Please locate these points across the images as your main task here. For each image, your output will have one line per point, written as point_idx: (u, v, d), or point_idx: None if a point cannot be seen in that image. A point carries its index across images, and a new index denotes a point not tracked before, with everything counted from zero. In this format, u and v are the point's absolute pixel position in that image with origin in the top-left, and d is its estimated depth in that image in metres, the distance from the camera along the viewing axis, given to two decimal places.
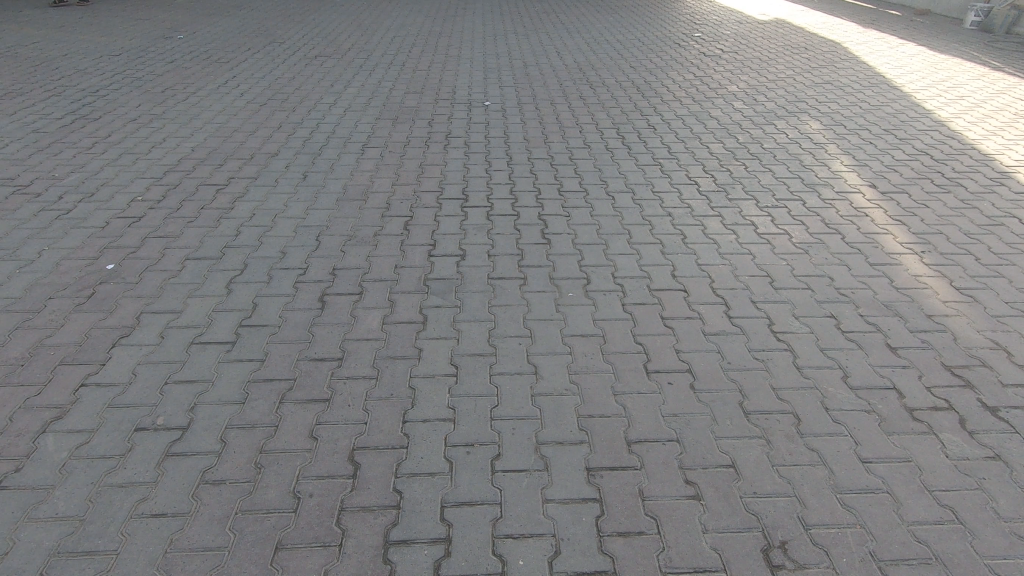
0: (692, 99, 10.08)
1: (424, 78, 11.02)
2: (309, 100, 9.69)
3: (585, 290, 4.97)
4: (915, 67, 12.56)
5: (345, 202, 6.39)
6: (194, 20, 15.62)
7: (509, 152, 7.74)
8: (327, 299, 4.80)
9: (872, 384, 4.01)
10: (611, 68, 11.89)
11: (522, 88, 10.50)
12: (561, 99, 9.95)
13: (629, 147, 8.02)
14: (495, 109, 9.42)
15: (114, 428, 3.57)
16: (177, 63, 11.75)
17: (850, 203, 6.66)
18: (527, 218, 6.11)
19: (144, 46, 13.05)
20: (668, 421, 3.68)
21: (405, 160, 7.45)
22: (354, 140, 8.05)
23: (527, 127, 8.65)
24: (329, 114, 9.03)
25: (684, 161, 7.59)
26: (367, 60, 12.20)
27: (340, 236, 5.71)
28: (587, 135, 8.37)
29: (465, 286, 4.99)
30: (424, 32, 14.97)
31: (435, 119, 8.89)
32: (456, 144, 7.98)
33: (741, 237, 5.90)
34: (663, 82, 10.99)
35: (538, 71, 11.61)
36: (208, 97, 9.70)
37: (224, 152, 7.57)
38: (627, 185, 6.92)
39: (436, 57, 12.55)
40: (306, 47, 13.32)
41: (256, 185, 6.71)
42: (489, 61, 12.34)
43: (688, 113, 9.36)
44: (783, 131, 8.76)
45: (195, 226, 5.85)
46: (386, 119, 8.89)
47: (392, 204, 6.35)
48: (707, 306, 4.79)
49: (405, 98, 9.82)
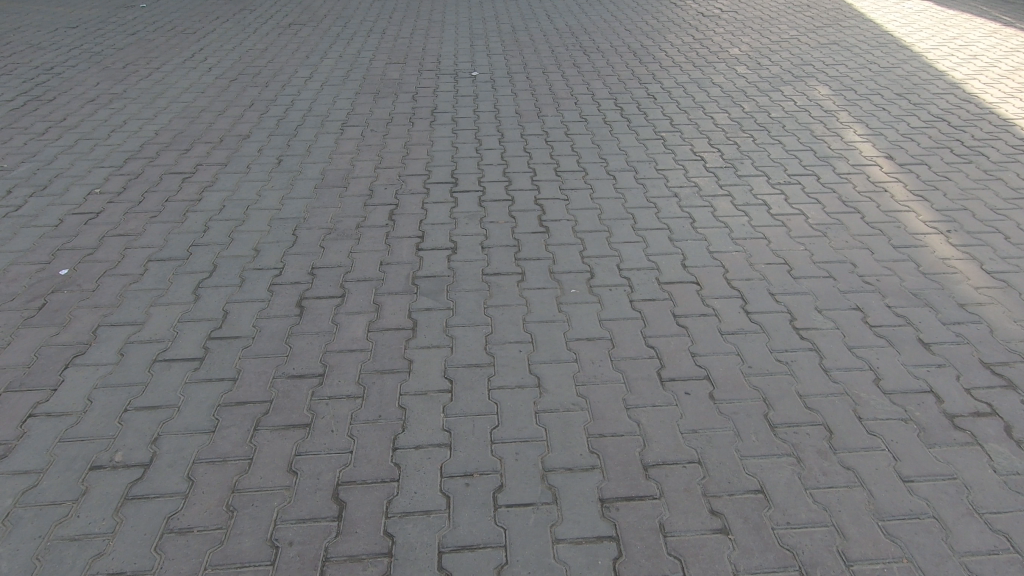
0: (693, 64, 9.47)
1: (407, 46, 10.30)
2: (282, 74, 8.99)
3: (588, 285, 4.54)
4: (923, 24, 11.93)
5: (324, 189, 5.86)
6: None
7: (500, 129, 7.19)
8: (305, 303, 4.35)
9: (908, 388, 3.66)
10: (606, 31, 11.17)
11: (511, 56, 9.84)
12: (554, 67, 9.31)
13: (629, 120, 7.48)
14: (484, 80, 8.79)
15: (65, 467, 3.16)
16: (140, 35, 10.91)
17: (868, 177, 6.22)
18: (523, 203, 5.63)
19: (104, 16, 12.16)
20: (688, 439, 3.32)
21: (388, 140, 6.89)
22: (332, 118, 7.44)
23: (519, 100, 8.07)
24: (304, 90, 8.37)
25: (687, 135, 7.08)
26: (344, 28, 11.41)
27: (318, 229, 5.22)
28: (583, 107, 7.81)
29: (458, 284, 4.54)
30: None
31: (420, 93, 8.26)
32: (443, 121, 7.40)
33: (754, 219, 5.47)
34: (661, 46, 10.34)
35: (527, 36, 10.89)
36: (173, 73, 8.98)
37: (192, 135, 6.97)
38: (629, 163, 6.43)
39: (419, 23, 11.74)
40: (279, 14, 12.45)
41: (227, 173, 6.15)
42: (476, 26, 11.57)
43: (689, 80, 8.78)
44: (791, 97, 8.22)
45: (159, 221, 5.33)
46: (367, 93, 8.25)
47: (375, 190, 5.84)
48: (723, 301, 4.39)
49: (386, 70, 9.14)
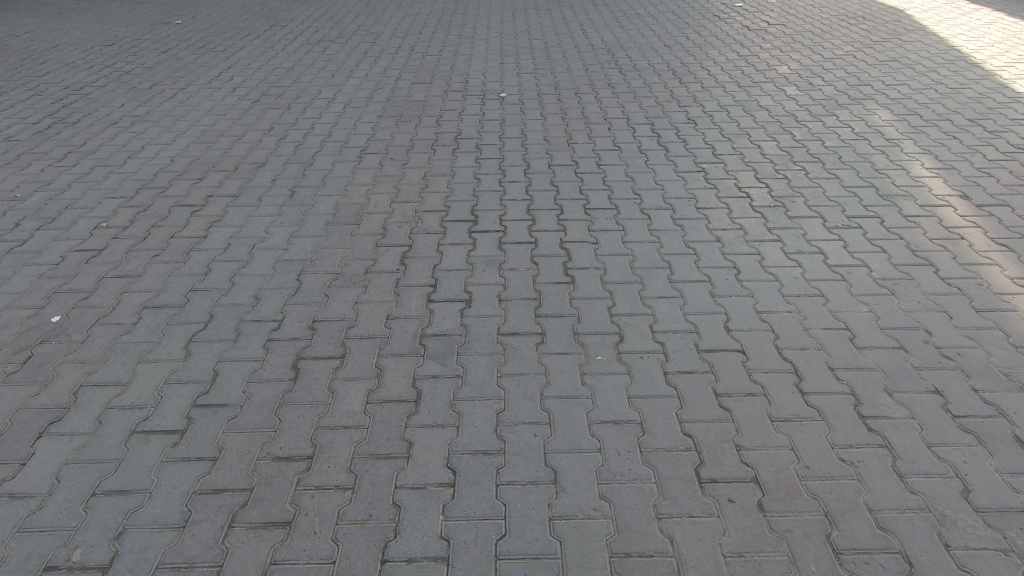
0: (737, 84, 8.83)
1: (435, 65, 9.96)
2: (305, 95, 8.76)
3: (616, 351, 4.02)
4: (994, 38, 10.95)
5: (335, 226, 5.51)
6: (195, 4, 14.75)
7: (526, 158, 6.73)
8: (301, 366, 3.95)
9: (1005, 506, 3.01)
10: (644, 47, 10.61)
11: (543, 75, 9.39)
12: (587, 87, 8.80)
13: (666, 148, 6.92)
14: (512, 102, 8.36)
15: (18, 566, 2.82)
16: (171, 53, 10.92)
17: (940, 221, 5.49)
18: (547, 247, 5.14)
19: (139, 34, 12.26)
20: (732, 565, 2.76)
21: (407, 169, 6.52)
22: (351, 145, 7.12)
23: (548, 124, 7.61)
24: (326, 112, 8.10)
25: (731, 167, 6.47)
26: (373, 45, 11.17)
27: (323, 274, 4.85)
28: (618, 133, 7.28)
29: (470, 346, 4.08)
30: (437, 9, 13.81)
31: (443, 117, 7.88)
32: (466, 148, 6.99)
33: (808, 270, 4.83)
34: (702, 64, 9.72)
35: (560, 53, 10.43)
36: (197, 94, 8.86)
37: (207, 162, 6.74)
38: (665, 200, 5.87)
39: (449, 39, 11.42)
40: (309, 29, 12.33)
41: (237, 206, 5.87)
42: (508, 42, 11.17)
43: (733, 103, 8.16)
44: (846, 124, 7.51)
45: (160, 261, 5.05)
46: (389, 116, 7.92)
47: (389, 229, 5.45)
48: (773, 376, 3.80)
49: (411, 91, 8.81)
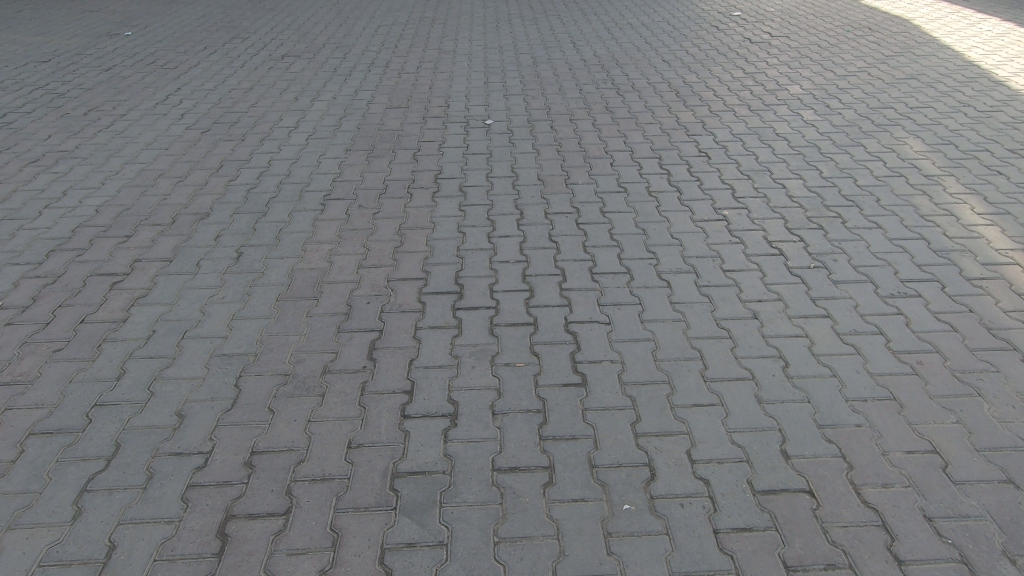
0: (748, 107, 8.01)
1: (412, 84, 8.98)
2: (263, 122, 7.72)
3: (648, 495, 3.08)
4: (1012, 51, 10.25)
5: (289, 303, 4.51)
6: (149, 14, 13.53)
7: (518, 204, 5.78)
8: (230, 530, 2.95)
9: None
10: (640, 63, 9.75)
11: (532, 96, 8.46)
12: (583, 112, 7.88)
13: (679, 189, 6.03)
14: (500, 131, 7.41)
15: None
16: (114, 71, 9.76)
17: (1010, 285, 4.65)
18: (549, 330, 4.19)
19: (83, 47, 11.08)
20: None
21: (378, 221, 5.54)
22: (312, 188, 6.11)
23: (542, 159, 6.68)
24: (286, 145, 7.06)
25: (756, 214, 5.59)
26: (343, 60, 10.15)
27: (269, 376, 3.85)
28: (621, 171, 6.37)
29: (457, 491, 3.11)
30: (414, 18, 12.79)
31: (421, 151, 6.90)
32: (447, 192, 6.02)
33: (870, 359, 3.95)
34: (706, 83, 8.88)
35: (550, 70, 9.51)
36: (139, 122, 7.77)
37: (140, 214, 5.69)
38: (685, 260, 4.96)
39: (428, 53, 10.42)
40: (273, 43, 11.24)
41: (169, 274, 4.83)
42: (492, 57, 10.20)
43: (746, 130, 7.32)
44: (876, 157, 6.69)
45: (62, 358, 4.00)
46: (359, 149, 6.93)
47: (355, 306, 4.46)
48: (855, 533, 2.90)
49: (384, 117, 7.80)
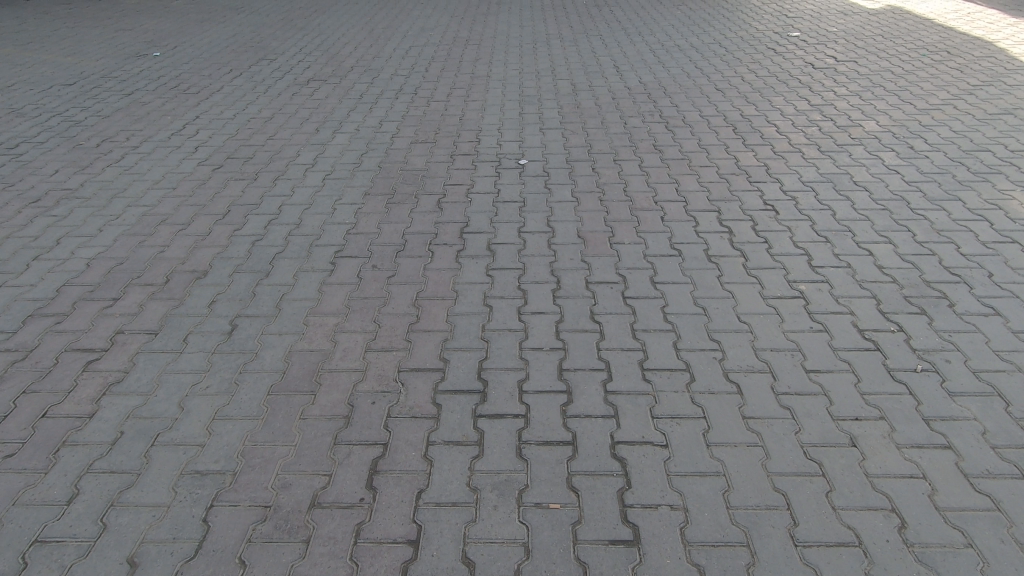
0: (817, 148, 7.11)
1: (442, 114, 8.35)
2: (279, 158, 7.17)
3: None
4: None
5: (281, 398, 3.82)
6: (180, 33, 13.29)
7: (554, 270, 5.00)
8: None
9: None
10: (691, 91, 8.92)
11: (572, 130, 7.72)
12: (628, 150, 7.08)
13: (745, 252, 5.18)
14: (535, 172, 6.68)
15: None
16: (136, 96, 9.42)
17: None
18: (591, 453, 3.39)
19: (109, 69, 10.84)
20: None
21: (393, 288, 4.83)
22: (323, 242, 5.47)
23: (583, 209, 5.90)
24: (300, 187, 6.47)
25: (840, 290, 4.69)
26: (371, 85, 9.60)
27: (246, 508, 3.14)
28: (674, 229, 5.54)
29: None
30: (447, 38, 12.23)
31: (447, 196, 6.21)
32: (473, 251, 5.29)
33: (1017, 520, 3.01)
34: (767, 116, 8.00)
35: (591, 99, 8.75)
36: (151, 156, 7.31)
37: (132, 270, 5.13)
38: (756, 353, 4.09)
39: (460, 79, 9.78)
40: (300, 65, 10.79)
41: (151, 352, 4.22)
42: (528, 83, 9.49)
43: (818, 177, 6.42)
44: (979, 216, 5.69)
45: (12, 467, 3.39)
46: (378, 194, 6.28)
47: (357, 406, 3.74)
48: None
49: (409, 154, 7.17)
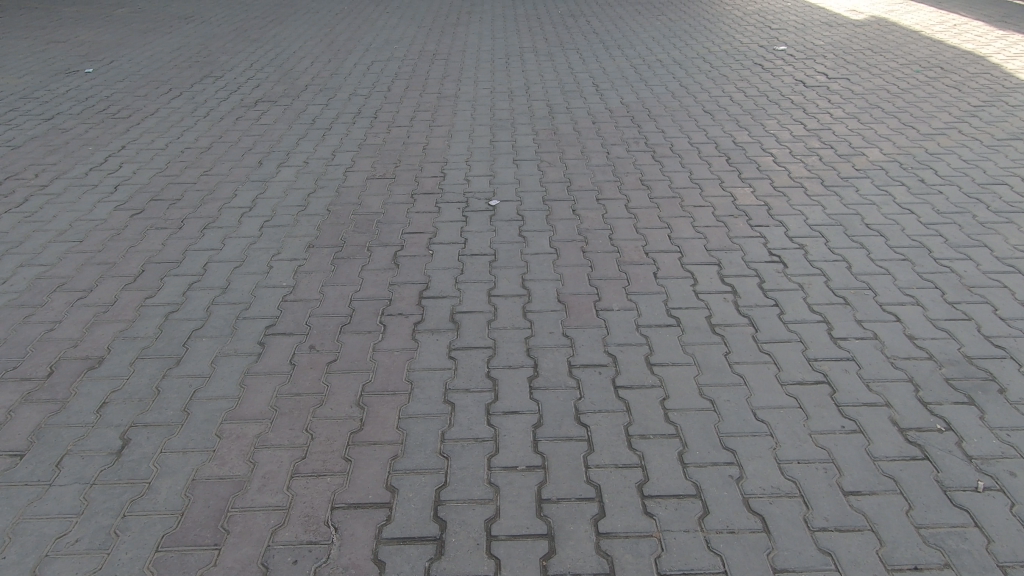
0: (820, 181, 6.42)
1: (405, 143, 7.49)
2: (212, 200, 6.21)
3: None
4: None
5: (172, 557, 2.90)
6: (118, 46, 12.12)
7: (531, 349, 4.17)
8: None
9: None
10: (677, 114, 8.21)
11: (549, 161, 6.93)
12: (612, 187, 6.30)
13: (754, 320, 4.42)
14: (508, 215, 5.85)
15: None
16: (56, 121, 8.34)
17: None
18: None
19: (32, 88, 9.70)
20: None
21: (333, 379, 3.93)
22: (252, 314, 4.55)
23: (563, 263, 5.09)
24: (232, 238, 5.53)
25: (869, 371, 3.95)
26: (326, 107, 8.69)
27: None
28: (669, 289, 4.76)
29: None
30: (413, 51, 11.35)
31: (405, 248, 5.34)
32: (433, 324, 4.43)
33: None
34: (761, 143, 7.31)
35: (570, 123, 7.97)
36: (60, 198, 6.29)
37: (9, 358, 4.15)
38: (780, 468, 3.31)
39: (425, 100, 8.91)
40: (249, 83, 9.78)
41: (10, 486, 3.26)
42: (500, 105, 8.66)
43: (826, 219, 5.72)
44: (1011, 266, 5.01)
45: None
46: (324, 246, 5.39)
47: (273, 568, 2.85)
48: None
49: (364, 194, 6.29)
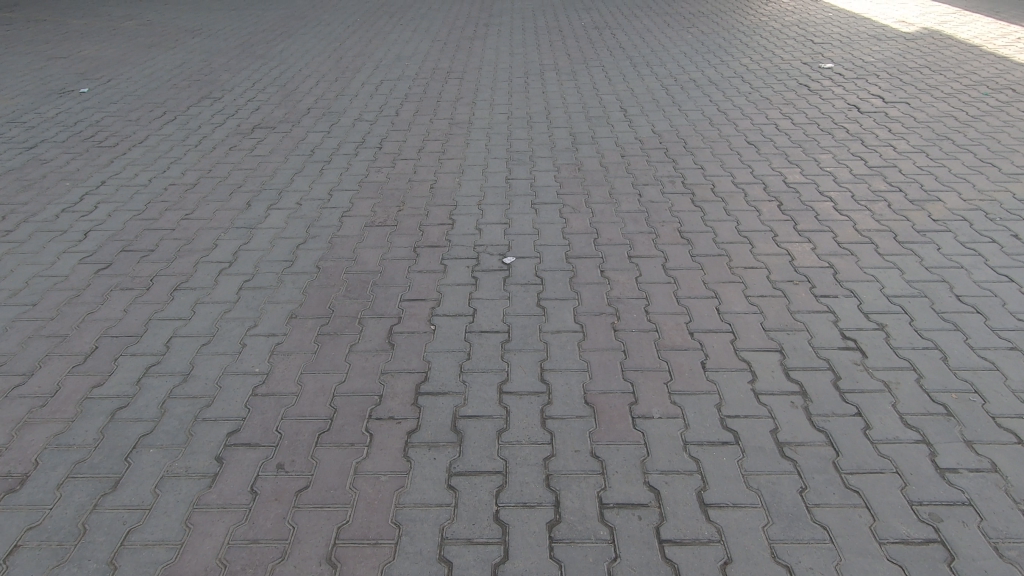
0: (893, 236, 5.49)
1: (411, 179, 6.70)
2: (190, 253, 5.47)
3: None
4: None
5: None
6: (118, 62, 11.54)
7: (551, 476, 3.31)
8: None
9: None
10: (717, 146, 7.31)
11: (573, 205, 6.08)
12: (647, 243, 5.43)
13: (833, 437, 3.52)
14: (525, 277, 5.00)
15: None
16: (37, 151, 7.70)
17: None
18: None
19: (20, 111, 9.12)
20: None
21: (302, 518, 3.12)
22: (214, 414, 3.76)
23: (591, 347, 4.23)
24: (205, 305, 4.77)
25: (996, 525, 3.02)
26: (328, 135, 7.94)
27: None
28: (723, 388, 3.86)
29: None
30: (425, 69, 10.60)
31: (402, 321, 4.53)
32: (431, 434, 3.59)
33: None
34: (818, 185, 6.39)
35: (596, 157, 7.11)
36: (22, 248, 5.59)
37: None
38: None
39: (435, 127, 8.12)
40: (248, 106, 9.09)
41: None
42: (517, 133, 7.83)
43: (907, 288, 4.79)
44: None
45: None
46: (309, 317, 4.60)
47: None
48: None
49: (361, 246, 5.50)
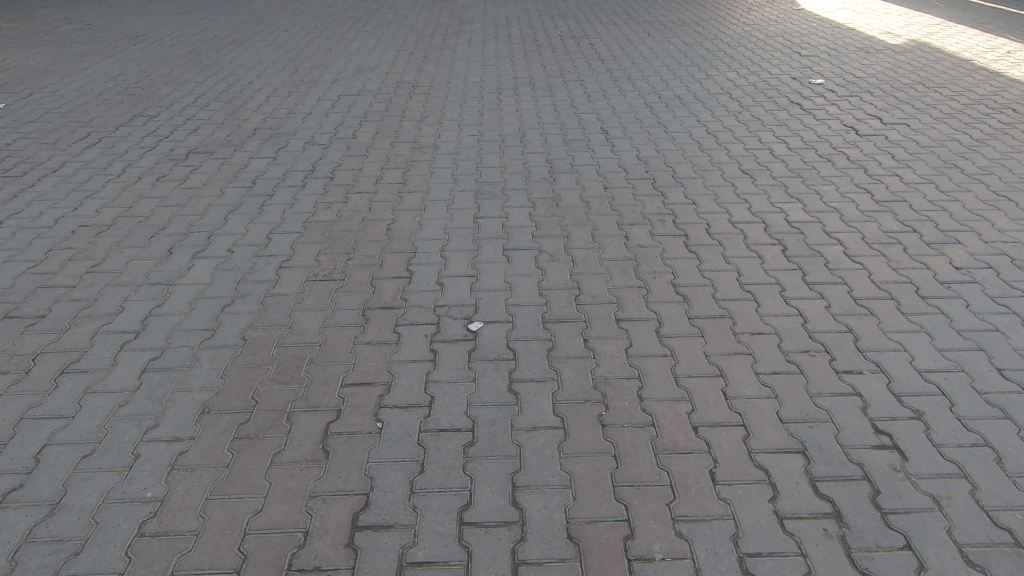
0: (914, 289, 4.81)
1: (365, 218, 5.82)
2: (89, 320, 4.51)
3: None
4: None
5: None
6: (45, 73, 10.38)
7: None
8: None
9: None
10: (709, 176, 6.59)
11: (551, 251, 5.29)
12: (637, 301, 4.66)
13: None
14: (495, 349, 4.19)
15: None
16: None
17: None
18: None
19: None
20: None
21: None
22: (82, 567, 2.86)
23: (574, 452, 3.42)
24: (97, 395, 3.83)
25: None
26: (274, 162, 7.01)
27: None
28: (740, 511, 3.10)
29: None
30: (389, 82, 9.71)
31: (342, 416, 3.66)
32: None
33: None
34: (824, 223, 5.71)
35: (575, 189, 6.33)
36: None
37: None
38: None
39: (396, 153, 7.24)
40: (185, 126, 8.09)
41: None
42: (488, 160, 7.02)
43: (941, 360, 4.09)
44: None
45: None
46: (225, 412, 3.70)
47: None
48: None
49: (299, 308, 4.61)
